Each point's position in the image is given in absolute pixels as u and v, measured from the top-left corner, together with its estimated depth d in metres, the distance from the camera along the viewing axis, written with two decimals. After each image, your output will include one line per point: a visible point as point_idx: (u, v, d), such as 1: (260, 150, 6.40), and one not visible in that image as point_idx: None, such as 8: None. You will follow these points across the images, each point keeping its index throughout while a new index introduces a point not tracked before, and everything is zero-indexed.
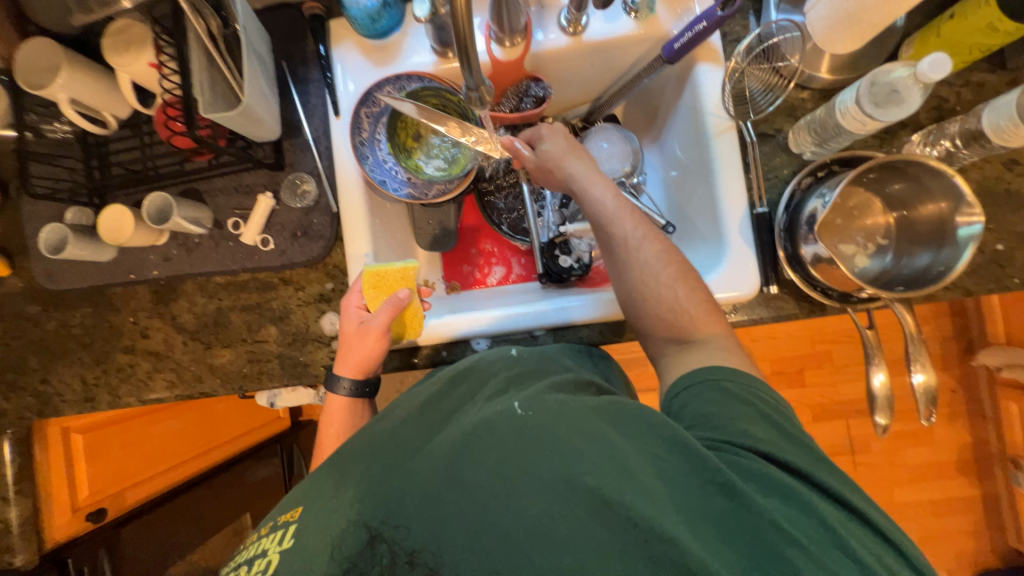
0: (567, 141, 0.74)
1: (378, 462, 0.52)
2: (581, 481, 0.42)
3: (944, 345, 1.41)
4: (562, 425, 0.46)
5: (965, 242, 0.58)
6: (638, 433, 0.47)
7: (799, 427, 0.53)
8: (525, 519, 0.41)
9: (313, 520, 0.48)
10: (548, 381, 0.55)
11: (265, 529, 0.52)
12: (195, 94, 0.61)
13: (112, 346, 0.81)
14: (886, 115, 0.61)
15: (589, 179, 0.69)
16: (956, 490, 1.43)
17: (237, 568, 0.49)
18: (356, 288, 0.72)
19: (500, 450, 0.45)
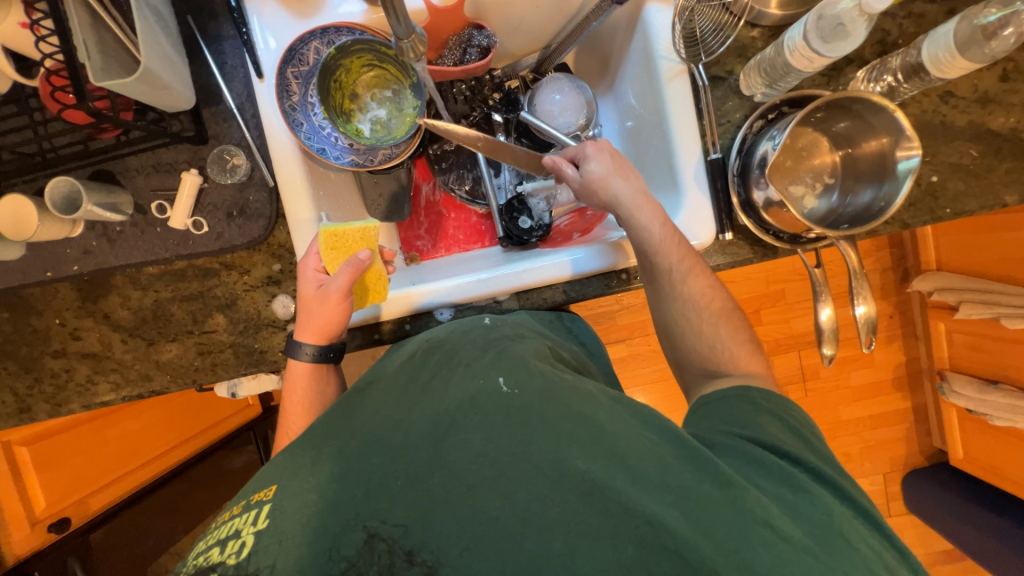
0: (619, 163, 0.68)
1: (354, 436, 0.51)
2: (571, 465, 0.43)
3: (883, 276, 1.52)
4: (549, 407, 0.47)
5: (904, 175, 0.60)
6: (628, 413, 0.50)
7: (801, 421, 0.55)
8: (514, 504, 0.42)
9: (291, 501, 0.45)
10: (530, 351, 0.56)
11: (237, 508, 0.49)
12: (80, 58, 0.53)
13: (39, 352, 0.74)
14: (834, 50, 0.60)
15: (635, 204, 0.65)
16: (892, 404, 1.59)
17: (207, 550, 0.46)
18: (311, 250, 0.67)
19: (489, 436, 0.45)
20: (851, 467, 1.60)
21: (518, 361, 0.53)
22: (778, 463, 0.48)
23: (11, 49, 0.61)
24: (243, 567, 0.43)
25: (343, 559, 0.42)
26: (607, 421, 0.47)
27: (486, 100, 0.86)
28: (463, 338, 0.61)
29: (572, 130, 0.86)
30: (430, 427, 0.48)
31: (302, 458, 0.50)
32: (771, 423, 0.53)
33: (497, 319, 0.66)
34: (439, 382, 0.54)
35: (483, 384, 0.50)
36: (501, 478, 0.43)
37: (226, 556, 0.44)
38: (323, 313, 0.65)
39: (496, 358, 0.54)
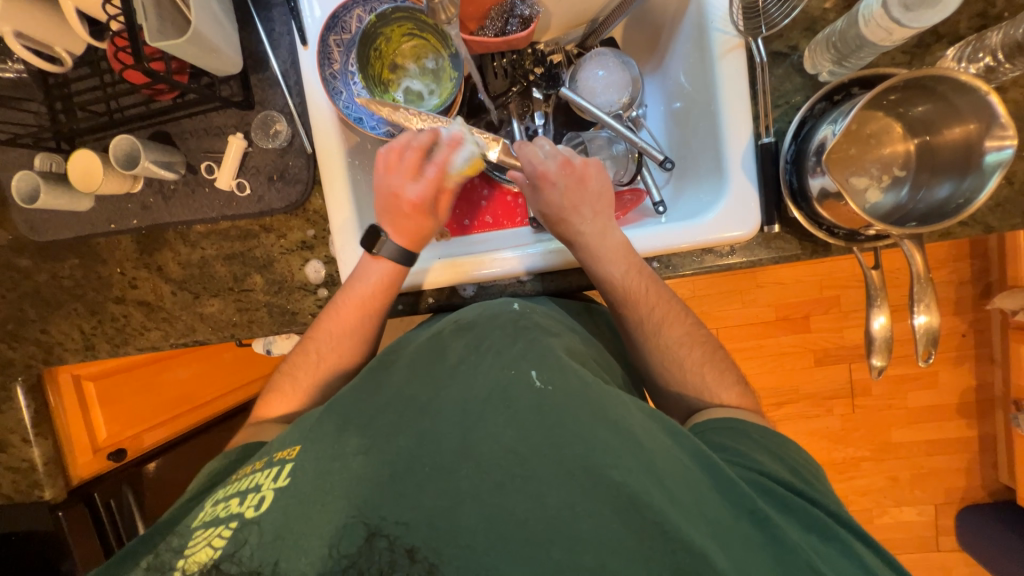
0: (574, 198, 0.67)
1: (373, 412, 0.48)
2: (607, 476, 0.40)
3: (959, 289, 1.36)
4: (587, 413, 0.44)
5: (992, 169, 0.53)
6: (661, 432, 0.47)
7: (804, 461, 0.54)
8: (545, 509, 0.39)
9: (313, 463, 0.45)
10: (565, 349, 0.52)
11: (260, 464, 0.49)
12: (138, 19, 0.56)
13: (103, 297, 0.81)
14: (916, 20, 0.54)
15: (599, 254, 0.65)
16: (953, 431, 1.44)
17: (226, 501, 0.46)
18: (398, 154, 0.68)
19: (522, 432, 0.42)
20: (898, 494, 1.48)
21: (550, 354, 0.49)
22: (796, 504, 0.47)
23: (84, 12, 0.65)
24: (257, 523, 0.42)
25: (342, 558, 0.38)
26: (643, 436, 0.44)
27: (527, 74, 0.81)
28: (495, 322, 0.57)
29: (614, 109, 0.81)
30: (459, 415, 0.45)
31: (322, 420, 0.49)
32: (768, 458, 0.52)
33: (526, 307, 0.61)
34: (469, 365, 0.50)
35: (514, 375, 0.47)
36: (533, 479, 0.40)
37: (244, 508, 0.44)
38: (424, 218, 0.70)
39: (527, 348, 0.50)
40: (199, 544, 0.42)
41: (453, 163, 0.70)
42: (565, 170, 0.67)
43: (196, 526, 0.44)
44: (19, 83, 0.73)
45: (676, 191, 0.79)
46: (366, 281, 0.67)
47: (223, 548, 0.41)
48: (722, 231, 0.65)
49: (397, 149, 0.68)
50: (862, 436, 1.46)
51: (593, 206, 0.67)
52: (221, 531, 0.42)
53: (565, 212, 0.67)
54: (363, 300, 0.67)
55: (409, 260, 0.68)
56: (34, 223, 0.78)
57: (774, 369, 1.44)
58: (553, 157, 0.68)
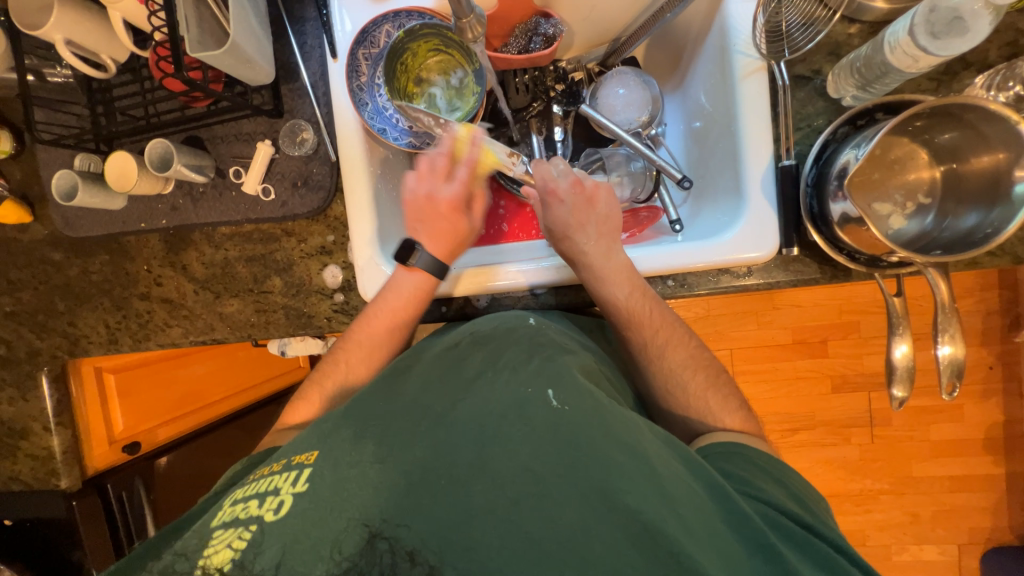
0: (580, 216, 0.67)
1: (387, 420, 0.49)
2: (620, 500, 0.40)
3: (986, 320, 1.32)
4: (602, 434, 0.43)
5: (1019, 202, 0.51)
6: (674, 458, 0.46)
7: (813, 499, 0.53)
8: (556, 530, 0.39)
9: (331, 469, 0.44)
10: (580, 368, 0.53)
11: (277, 466, 0.48)
12: (181, 31, 0.59)
13: (129, 293, 0.84)
14: (944, 48, 0.53)
15: (603, 275, 0.65)
16: (979, 467, 1.38)
17: (244, 502, 0.46)
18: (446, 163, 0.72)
19: (536, 450, 0.42)
20: (919, 531, 1.42)
21: (565, 373, 0.50)
22: (804, 536, 0.45)
23: (130, 23, 0.69)
24: (276, 528, 0.42)
25: (345, 560, 0.39)
26: (655, 460, 0.44)
27: (548, 91, 0.84)
28: (509, 338, 0.57)
29: (633, 127, 0.82)
30: (473, 429, 0.45)
31: (339, 426, 0.50)
32: (774, 487, 0.51)
33: (541, 322, 0.62)
34: (484, 379, 0.51)
35: (530, 393, 0.47)
36: (545, 498, 0.40)
37: (264, 511, 0.43)
38: (458, 221, 0.72)
39: (543, 366, 0.50)
40: (220, 544, 0.42)
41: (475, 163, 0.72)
42: (574, 190, 0.68)
43: (214, 526, 0.45)
44: (65, 87, 0.77)
45: (694, 210, 0.79)
46: (399, 294, 0.68)
47: (245, 548, 0.41)
48: (741, 251, 0.64)
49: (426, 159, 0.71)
50: (881, 468, 1.41)
51: (599, 226, 0.67)
52: (240, 534, 0.42)
53: (570, 230, 0.67)
54: (396, 312, 0.68)
55: (442, 273, 0.70)
56: (70, 219, 0.82)
57: (790, 394, 1.41)
58: (564, 176, 0.69)
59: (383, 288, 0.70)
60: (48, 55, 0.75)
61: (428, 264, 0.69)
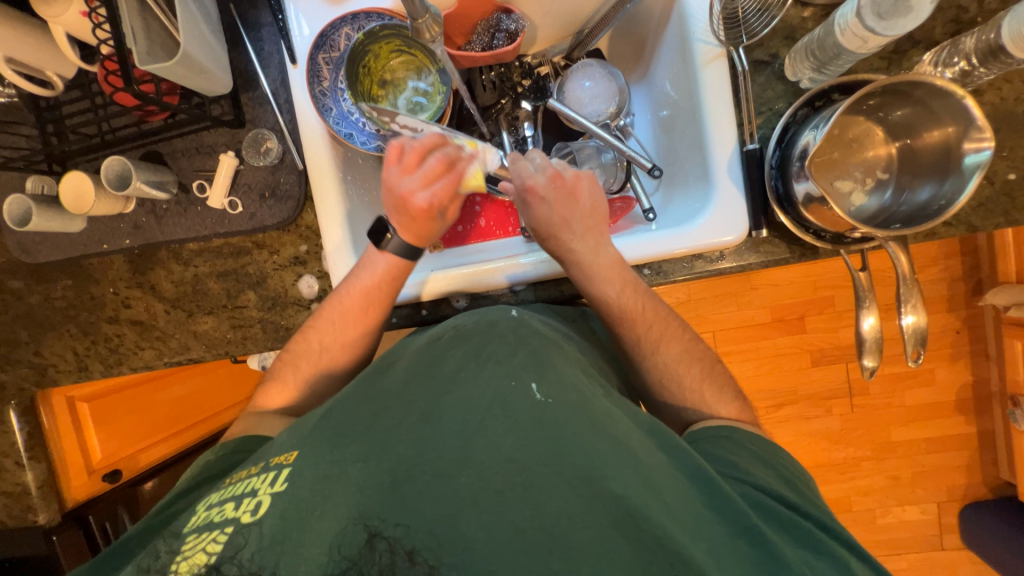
0: (564, 212, 0.66)
1: (369, 419, 0.47)
2: (605, 488, 0.40)
3: (950, 287, 1.37)
4: (585, 426, 0.44)
5: (971, 170, 0.53)
6: (659, 446, 0.47)
7: (801, 479, 0.54)
8: (543, 519, 0.39)
9: (313, 468, 0.44)
10: (564, 358, 0.53)
11: (256, 468, 0.47)
12: (128, 42, 0.57)
13: (96, 317, 0.81)
14: (889, 28, 0.55)
15: (592, 273, 0.65)
16: (952, 428, 1.44)
17: (220, 505, 0.45)
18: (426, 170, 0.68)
19: (520, 442, 0.42)
20: (900, 494, 1.47)
21: (549, 365, 0.49)
22: (786, 514, 0.46)
23: (74, 37, 0.66)
24: (253, 530, 0.41)
25: (344, 558, 0.38)
26: (640, 450, 0.44)
27: (515, 87, 0.84)
28: (491, 329, 0.56)
29: (602, 118, 0.82)
30: (459, 423, 0.44)
31: (320, 426, 0.48)
32: (762, 469, 0.52)
33: (524, 314, 0.60)
34: (466, 371, 0.50)
35: (514, 385, 0.46)
36: (533, 488, 0.40)
37: (240, 513, 0.42)
38: (433, 222, 0.70)
39: (528, 357, 0.50)
40: (195, 548, 0.41)
41: (467, 176, 0.71)
42: (555, 184, 0.67)
43: (188, 531, 0.44)
44: (9, 107, 0.74)
45: (666, 198, 0.80)
46: (370, 272, 0.68)
47: (221, 552, 0.40)
48: (711, 236, 0.65)
49: (420, 152, 0.68)
50: (862, 435, 1.46)
51: (583, 220, 0.67)
52: (217, 536, 0.41)
53: (554, 227, 0.66)
54: (369, 291, 0.68)
55: (412, 255, 0.69)
56: (27, 245, 0.78)
57: (771, 371, 1.44)
58: (542, 171, 0.68)
59: (356, 267, 0.69)
60: None
61: (400, 250, 0.68)
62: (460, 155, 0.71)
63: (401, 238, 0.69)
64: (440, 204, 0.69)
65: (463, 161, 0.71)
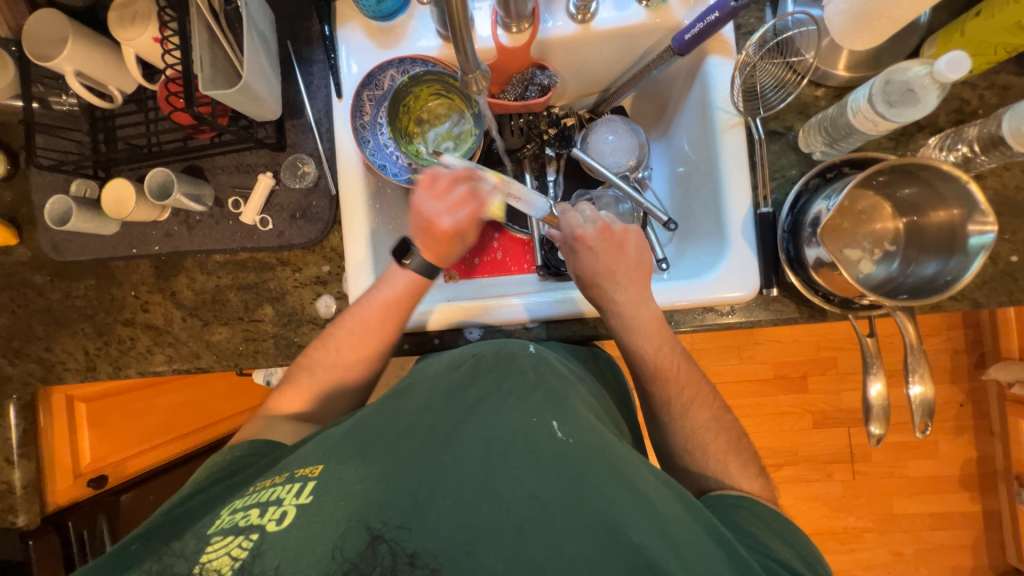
0: (611, 263, 0.67)
1: (390, 440, 0.47)
2: (626, 536, 0.40)
3: (953, 358, 1.38)
4: (606, 472, 0.44)
5: (976, 252, 0.56)
6: (677, 501, 0.47)
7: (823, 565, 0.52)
8: (563, 561, 0.39)
9: (338, 486, 0.43)
10: (585, 401, 0.53)
11: (281, 477, 0.46)
12: (195, 69, 0.62)
13: (113, 319, 0.82)
14: (899, 115, 0.59)
15: (633, 328, 0.66)
16: (956, 504, 1.41)
17: (245, 510, 0.44)
18: (451, 194, 0.71)
19: (542, 481, 0.42)
20: (902, 570, 1.42)
21: (569, 405, 0.50)
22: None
23: (141, 58, 0.71)
24: (279, 540, 0.40)
25: (345, 561, 0.39)
26: (659, 501, 0.44)
27: (541, 134, 0.88)
28: (513, 362, 0.56)
29: (622, 170, 0.87)
30: (482, 455, 0.45)
31: (346, 439, 0.48)
32: (784, 549, 0.51)
33: (541, 350, 0.61)
34: (488, 403, 0.50)
35: (536, 422, 0.47)
36: (551, 528, 0.40)
37: (265, 521, 0.42)
38: (454, 244, 0.72)
39: (550, 395, 0.50)
40: (218, 552, 0.41)
41: (489, 203, 0.73)
42: (604, 236, 0.68)
43: (213, 533, 0.43)
44: (67, 114, 0.79)
45: (679, 249, 0.83)
46: (392, 286, 0.70)
47: (246, 558, 0.40)
48: (724, 291, 0.68)
49: (449, 180, 0.71)
50: (863, 504, 1.42)
51: (629, 274, 0.67)
52: (241, 542, 0.41)
53: (599, 278, 0.67)
54: (391, 304, 0.69)
55: (432, 274, 0.72)
56: (58, 243, 0.81)
57: (772, 428, 1.43)
58: (592, 223, 0.69)
59: (379, 281, 0.71)
60: (55, 84, 0.77)
61: (421, 268, 0.71)
62: (483, 182, 0.72)
63: (423, 257, 0.71)
64: (461, 229, 0.72)
65: (484, 189, 0.72)
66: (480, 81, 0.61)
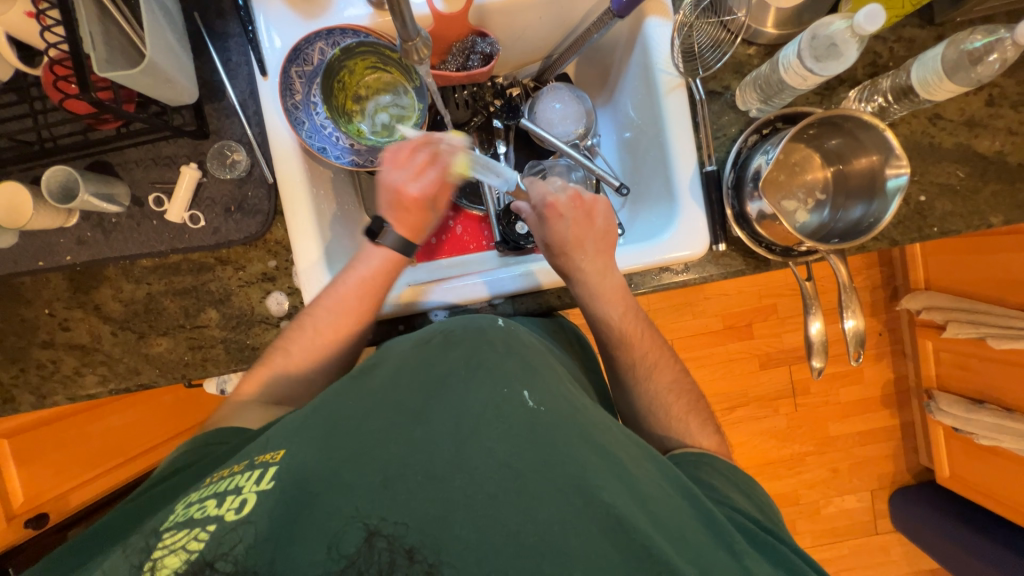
0: (579, 232, 0.68)
1: (358, 421, 0.46)
2: (597, 495, 0.41)
3: (872, 294, 1.54)
4: (578, 437, 0.45)
5: (893, 193, 0.62)
6: (645, 460, 0.49)
7: (773, 510, 0.58)
8: (536, 523, 0.40)
9: (304, 469, 0.42)
10: (554, 369, 0.54)
11: (239, 466, 0.45)
12: (85, 49, 0.54)
13: (26, 342, 0.73)
14: (826, 69, 0.62)
15: (599, 296, 0.68)
16: (879, 420, 1.60)
17: (201, 502, 0.42)
18: (390, 163, 0.69)
19: (514, 448, 0.43)
20: (840, 484, 1.60)
21: (538, 374, 0.50)
22: (766, 539, 0.50)
23: (15, 37, 0.61)
24: (242, 529, 0.39)
25: (343, 557, 0.38)
26: (629, 463, 0.46)
27: (487, 106, 0.86)
28: (480, 334, 0.54)
29: (571, 138, 0.86)
30: (452, 428, 0.44)
31: (310, 423, 0.46)
32: (740, 496, 0.56)
33: (510, 322, 0.59)
34: (457, 375, 0.49)
35: (506, 393, 0.47)
36: (524, 493, 0.41)
37: (224, 511, 0.40)
38: (426, 213, 0.71)
39: (520, 365, 0.50)
40: (173, 547, 0.39)
41: (451, 164, 0.71)
42: (574, 204, 0.70)
43: (167, 528, 0.41)
44: None
45: (632, 214, 0.85)
46: (367, 265, 0.68)
47: (206, 550, 0.38)
48: (677, 249, 0.70)
49: (409, 148, 0.70)
50: (805, 431, 1.58)
51: (597, 242, 0.68)
52: (198, 534, 0.39)
53: (568, 246, 0.67)
54: (365, 282, 0.67)
55: (409, 251, 0.71)
56: None
57: (724, 375, 1.54)
58: (563, 191, 0.71)
59: (352, 261, 0.69)
60: None
61: (395, 243, 0.69)
62: (442, 142, 0.70)
63: (397, 232, 0.70)
64: (429, 194, 0.70)
65: (445, 151, 0.70)
66: (423, 48, 0.57)
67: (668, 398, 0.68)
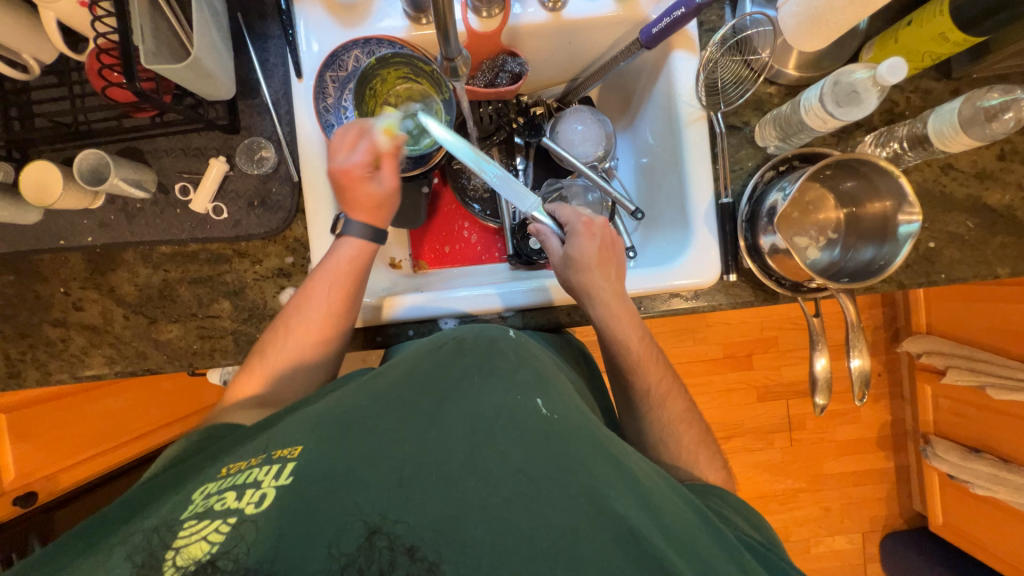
0: (606, 254, 0.69)
1: (372, 419, 0.46)
2: (608, 504, 0.41)
3: (874, 334, 1.55)
4: (591, 447, 0.45)
5: (905, 238, 0.63)
6: (654, 473, 0.49)
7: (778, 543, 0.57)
8: (548, 531, 0.40)
9: (319, 463, 0.43)
10: (563, 380, 0.55)
11: (255, 459, 0.45)
12: (135, 41, 0.56)
13: (39, 319, 0.74)
14: (847, 115, 0.65)
15: (615, 318, 0.68)
16: (874, 462, 1.59)
17: (220, 494, 0.43)
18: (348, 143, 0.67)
19: (527, 454, 0.43)
20: (831, 523, 1.59)
21: (550, 384, 0.51)
22: (773, 558, 0.50)
23: (64, 24, 0.64)
24: (260, 522, 0.40)
25: (343, 555, 0.38)
26: (640, 474, 0.47)
27: (510, 122, 0.88)
28: (493, 344, 0.55)
29: (590, 160, 0.88)
30: (466, 431, 0.45)
31: (325, 422, 0.47)
32: (743, 521, 0.56)
33: (521, 334, 0.60)
34: (471, 381, 0.50)
35: (520, 400, 0.47)
36: (536, 500, 0.41)
37: (243, 504, 0.41)
38: (389, 194, 0.69)
39: (531, 375, 0.51)
40: (194, 537, 0.40)
41: (379, 132, 0.67)
42: (605, 228, 0.71)
43: (186, 518, 0.41)
44: None
45: (645, 237, 0.87)
46: (339, 256, 0.67)
47: (223, 544, 0.39)
48: (687, 277, 0.71)
49: (350, 129, 0.67)
50: (799, 467, 1.57)
51: (619, 267, 0.70)
52: (219, 526, 0.40)
53: (595, 264, 0.68)
54: (340, 276, 0.66)
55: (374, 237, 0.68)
56: None
57: (721, 405, 1.54)
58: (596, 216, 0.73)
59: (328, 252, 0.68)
60: None
61: (360, 232, 0.68)
62: (374, 126, 0.67)
63: (360, 216, 0.67)
64: (392, 169, 0.68)
65: (370, 128, 0.68)
66: (462, 65, 0.59)
67: (671, 422, 0.68)
